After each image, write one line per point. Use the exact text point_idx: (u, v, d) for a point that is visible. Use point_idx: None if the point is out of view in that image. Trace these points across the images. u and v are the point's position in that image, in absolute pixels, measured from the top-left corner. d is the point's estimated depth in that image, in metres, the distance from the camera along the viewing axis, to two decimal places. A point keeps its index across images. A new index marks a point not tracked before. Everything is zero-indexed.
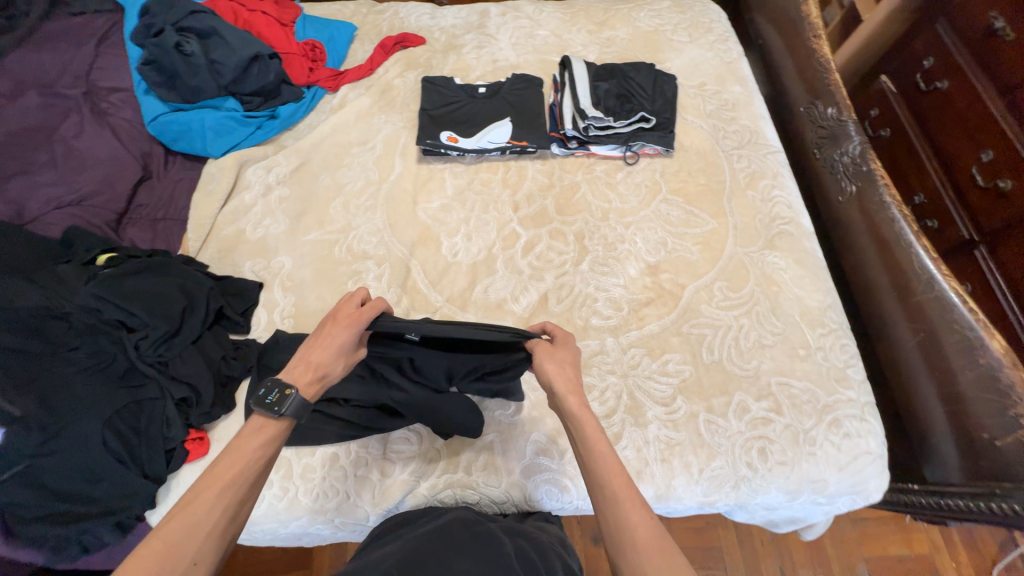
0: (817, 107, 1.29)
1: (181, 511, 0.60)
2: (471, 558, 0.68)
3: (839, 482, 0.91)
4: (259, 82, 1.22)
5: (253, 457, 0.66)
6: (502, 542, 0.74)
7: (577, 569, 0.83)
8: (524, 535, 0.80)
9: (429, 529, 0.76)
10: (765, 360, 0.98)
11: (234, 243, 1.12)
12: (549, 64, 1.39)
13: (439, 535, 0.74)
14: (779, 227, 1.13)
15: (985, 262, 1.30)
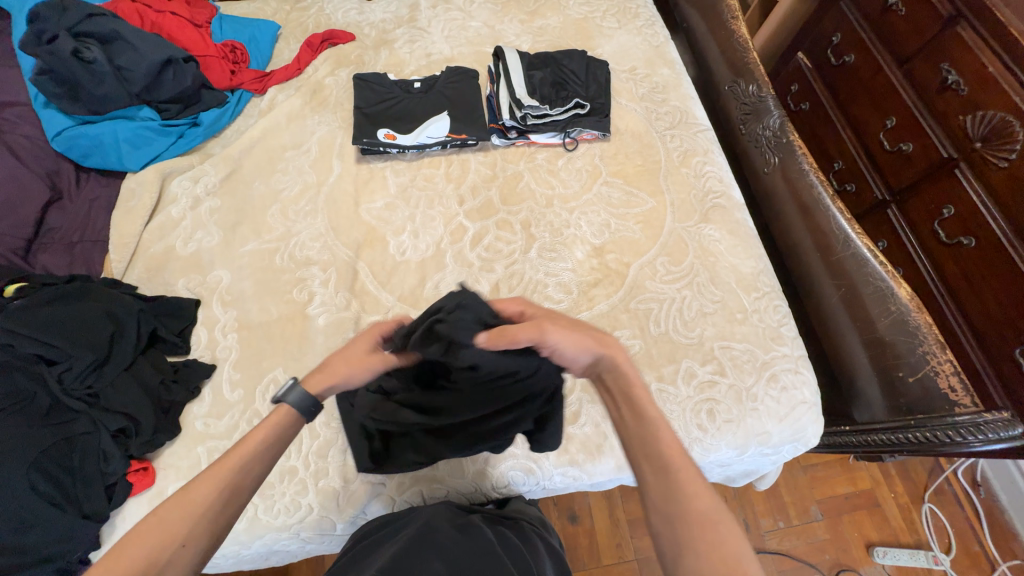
0: (739, 85, 1.36)
1: (175, 501, 0.55)
2: (465, 551, 0.70)
3: (780, 432, 0.98)
4: (176, 88, 1.13)
5: (261, 440, 0.61)
6: (486, 533, 0.77)
7: (558, 546, 0.89)
8: (511, 526, 0.83)
9: (416, 527, 0.76)
10: (707, 327, 1.03)
11: (163, 261, 1.05)
12: (483, 55, 1.39)
13: (432, 526, 0.76)
14: (712, 201, 1.19)
15: (896, 220, 1.42)
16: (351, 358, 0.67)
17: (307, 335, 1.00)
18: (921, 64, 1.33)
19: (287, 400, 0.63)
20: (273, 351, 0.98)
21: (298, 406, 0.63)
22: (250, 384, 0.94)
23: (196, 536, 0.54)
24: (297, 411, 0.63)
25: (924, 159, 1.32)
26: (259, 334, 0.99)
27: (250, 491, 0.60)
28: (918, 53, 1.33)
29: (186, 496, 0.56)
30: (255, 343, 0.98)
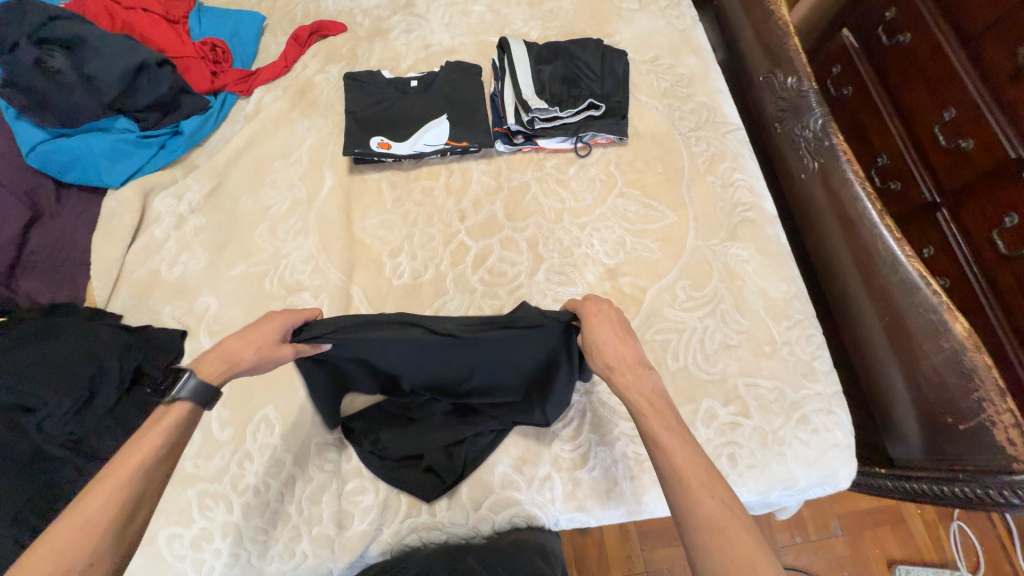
0: (776, 75, 1.20)
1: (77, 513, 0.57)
2: None
3: (808, 477, 0.90)
4: (152, 94, 1.05)
5: (158, 446, 0.63)
6: None
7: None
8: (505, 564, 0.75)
9: None
10: (731, 361, 0.94)
11: (148, 286, 1.00)
12: (487, 45, 1.25)
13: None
14: (740, 215, 1.07)
15: (945, 224, 1.28)
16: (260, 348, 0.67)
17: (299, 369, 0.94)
18: (991, 46, 1.14)
19: (183, 393, 0.65)
20: (263, 386, 0.92)
21: (196, 397, 0.66)
22: (240, 421, 0.90)
23: (105, 546, 0.56)
24: (194, 403, 0.66)
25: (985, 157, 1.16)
26: None
27: (147, 498, 0.61)
28: (990, 28, 1.14)
29: (82, 512, 0.57)
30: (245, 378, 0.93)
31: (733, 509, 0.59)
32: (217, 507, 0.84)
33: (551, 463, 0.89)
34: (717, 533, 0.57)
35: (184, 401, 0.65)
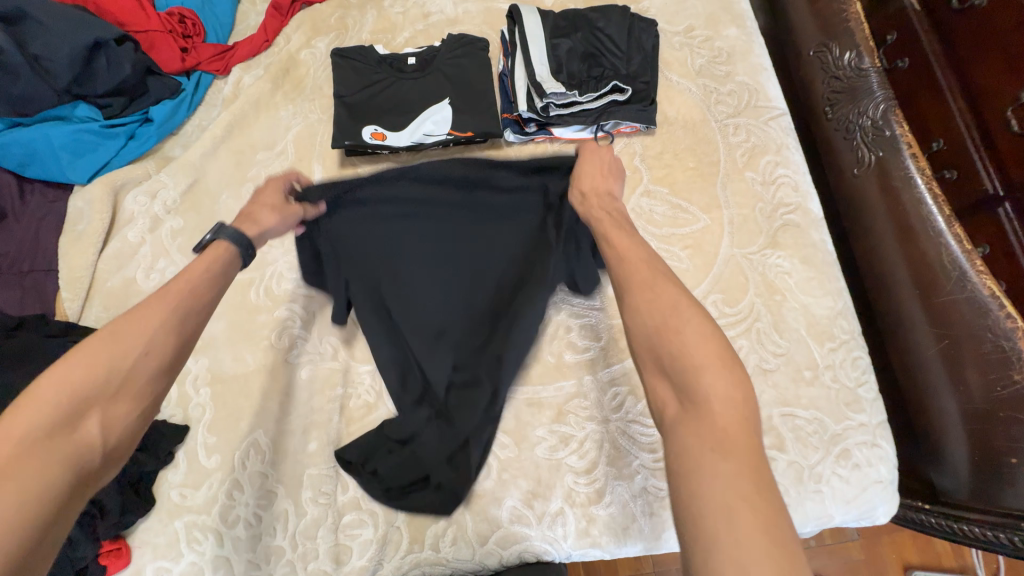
0: (830, 50, 1.04)
1: (129, 318, 0.57)
2: None
3: (845, 515, 0.82)
4: (113, 77, 0.92)
5: (203, 271, 0.64)
6: None
7: None
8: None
9: None
10: (766, 388, 0.84)
11: (124, 297, 0.91)
12: (495, 14, 1.09)
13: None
14: (782, 217, 0.94)
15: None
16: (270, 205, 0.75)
17: (290, 390, 0.87)
18: None
19: (223, 236, 0.68)
20: (252, 409, 0.85)
21: (235, 241, 0.68)
22: (228, 448, 0.83)
23: (157, 344, 0.56)
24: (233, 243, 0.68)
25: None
26: (235, 388, 0.86)
27: (194, 320, 0.61)
28: None
29: (136, 317, 0.57)
30: (231, 400, 0.86)
31: (715, 342, 0.51)
32: (206, 540, 0.79)
33: (564, 498, 0.81)
34: (693, 370, 0.50)
35: (226, 243, 0.68)
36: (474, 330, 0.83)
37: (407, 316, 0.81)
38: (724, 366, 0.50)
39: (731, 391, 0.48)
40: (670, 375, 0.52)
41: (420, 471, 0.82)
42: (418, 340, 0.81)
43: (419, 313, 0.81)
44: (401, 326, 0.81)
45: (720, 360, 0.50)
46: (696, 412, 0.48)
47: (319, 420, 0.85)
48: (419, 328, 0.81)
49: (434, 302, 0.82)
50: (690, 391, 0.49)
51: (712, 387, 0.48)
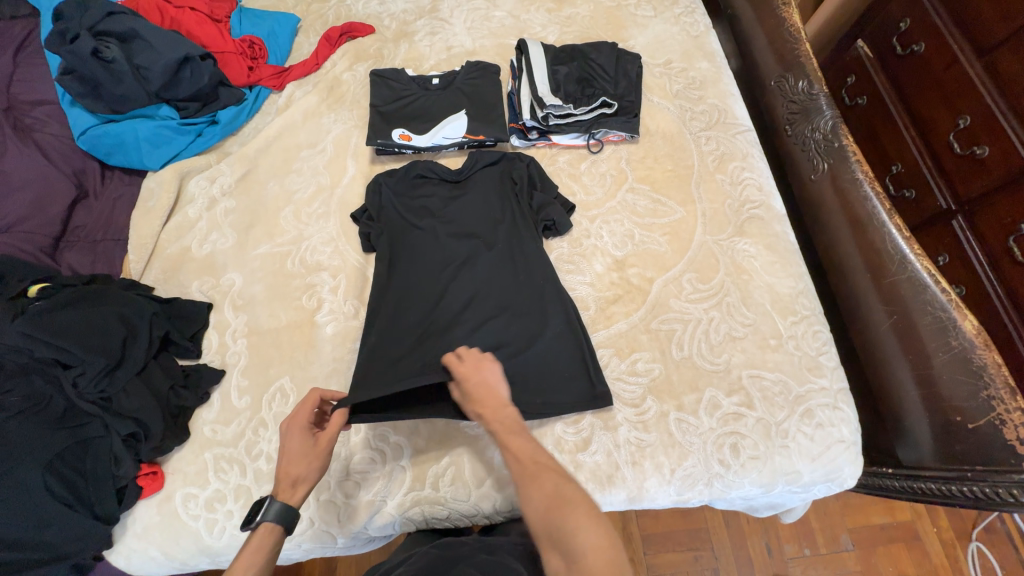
0: (788, 80, 1.23)
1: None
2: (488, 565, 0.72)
3: (813, 472, 0.90)
4: (194, 86, 1.13)
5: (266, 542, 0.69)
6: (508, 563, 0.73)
7: None
8: (509, 547, 0.79)
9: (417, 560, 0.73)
10: (735, 353, 0.95)
11: (179, 262, 1.06)
12: (507, 48, 1.31)
13: (457, 555, 0.76)
14: (748, 212, 1.08)
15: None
16: (290, 454, 0.74)
17: (314, 344, 0.98)
18: (1007, 56, 1.12)
19: (268, 516, 0.69)
20: (280, 358, 0.97)
21: (280, 519, 0.70)
22: (257, 391, 0.94)
23: None
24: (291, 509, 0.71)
25: (917, 178, 1.35)
26: (267, 340, 0.99)
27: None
28: (1005, 43, 1.13)
29: None
30: (264, 350, 0.98)
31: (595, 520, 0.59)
32: (231, 470, 0.88)
33: (554, 445, 0.90)
34: (564, 530, 0.59)
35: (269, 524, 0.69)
36: (472, 279, 1.00)
37: (420, 267, 1.01)
38: (587, 512, 0.60)
39: (583, 514, 0.60)
40: (555, 543, 0.59)
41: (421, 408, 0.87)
42: (427, 287, 1.00)
43: (428, 266, 1.01)
44: (409, 275, 1.01)
45: (588, 513, 0.60)
46: (577, 567, 0.57)
47: (339, 370, 0.95)
48: (426, 276, 1.00)
49: (441, 256, 1.02)
50: (567, 547, 0.58)
51: (586, 540, 0.57)
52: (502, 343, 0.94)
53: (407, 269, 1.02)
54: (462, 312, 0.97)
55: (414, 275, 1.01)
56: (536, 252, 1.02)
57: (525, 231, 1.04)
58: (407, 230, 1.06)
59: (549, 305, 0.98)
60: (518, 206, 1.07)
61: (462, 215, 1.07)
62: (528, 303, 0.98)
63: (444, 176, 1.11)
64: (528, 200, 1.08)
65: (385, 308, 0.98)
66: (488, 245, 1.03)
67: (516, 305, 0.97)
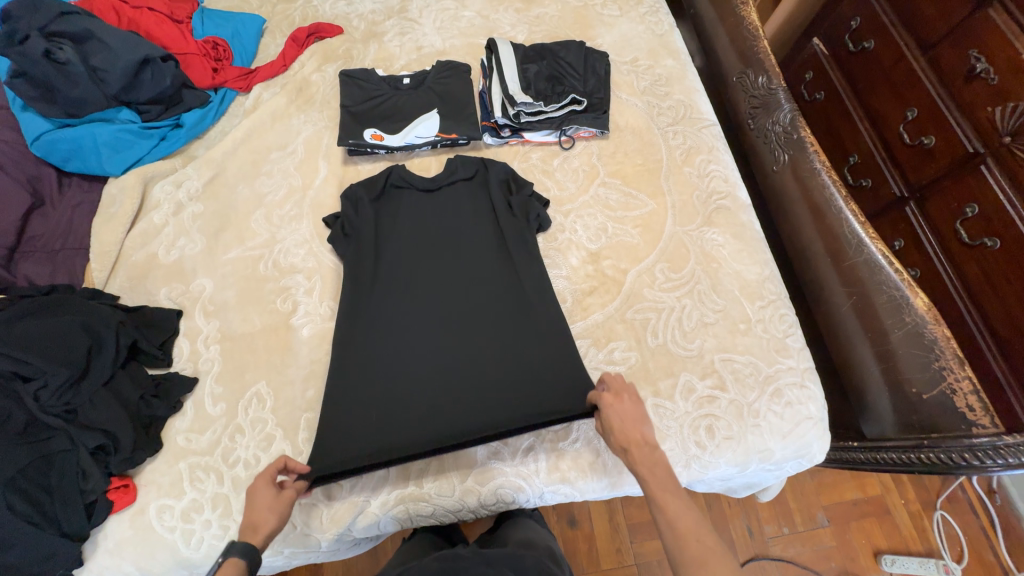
0: (748, 76, 1.28)
1: None
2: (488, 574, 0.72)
3: (784, 449, 0.93)
4: (155, 88, 1.10)
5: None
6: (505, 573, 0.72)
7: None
8: (510, 561, 0.78)
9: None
10: (707, 338, 0.98)
11: (146, 269, 1.03)
12: (477, 47, 1.32)
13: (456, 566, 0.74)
14: (716, 203, 1.12)
15: (994, 179, 1.10)
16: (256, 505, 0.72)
17: (291, 347, 0.97)
18: (948, 51, 1.20)
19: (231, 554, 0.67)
20: (256, 363, 0.95)
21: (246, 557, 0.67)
22: (233, 397, 0.92)
23: None
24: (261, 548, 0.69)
25: (872, 168, 1.42)
26: (241, 345, 0.97)
27: None
28: (947, 38, 1.20)
29: None
30: (238, 356, 0.96)
31: None
32: (208, 479, 0.86)
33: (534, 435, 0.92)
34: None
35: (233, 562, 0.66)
36: (451, 283, 0.99)
37: (394, 284, 0.99)
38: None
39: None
40: None
41: (401, 420, 0.86)
42: (401, 299, 0.97)
43: (403, 282, 0.99)
44: (384, 281, 0.99)
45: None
46: None
47: (317, 372, 0.95)
48: (402, 282, 0.99)
49: (418, 267, 1.01)
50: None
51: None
52: (483, 348, 0.93)
53: (381, 285, 0.98)
54: (439, 329, 0.94)
55: (389, 288, 0.98)
56: (515, 258, 1.01)
57: (501, 247, 1.03)
58: (380, 243, 1.03)
59: (528, 320, 0.94)
60: (492, 219, 1.06)
61: (437, 228, 1.05)
62: (507, 313, 0.96)
63: (418, 185, 1.08)
64: (501, 212, 1.06)
65: (360, 313, 0.95)
66: (464, 261, 1.01)
67: (494, 322, 0.95)
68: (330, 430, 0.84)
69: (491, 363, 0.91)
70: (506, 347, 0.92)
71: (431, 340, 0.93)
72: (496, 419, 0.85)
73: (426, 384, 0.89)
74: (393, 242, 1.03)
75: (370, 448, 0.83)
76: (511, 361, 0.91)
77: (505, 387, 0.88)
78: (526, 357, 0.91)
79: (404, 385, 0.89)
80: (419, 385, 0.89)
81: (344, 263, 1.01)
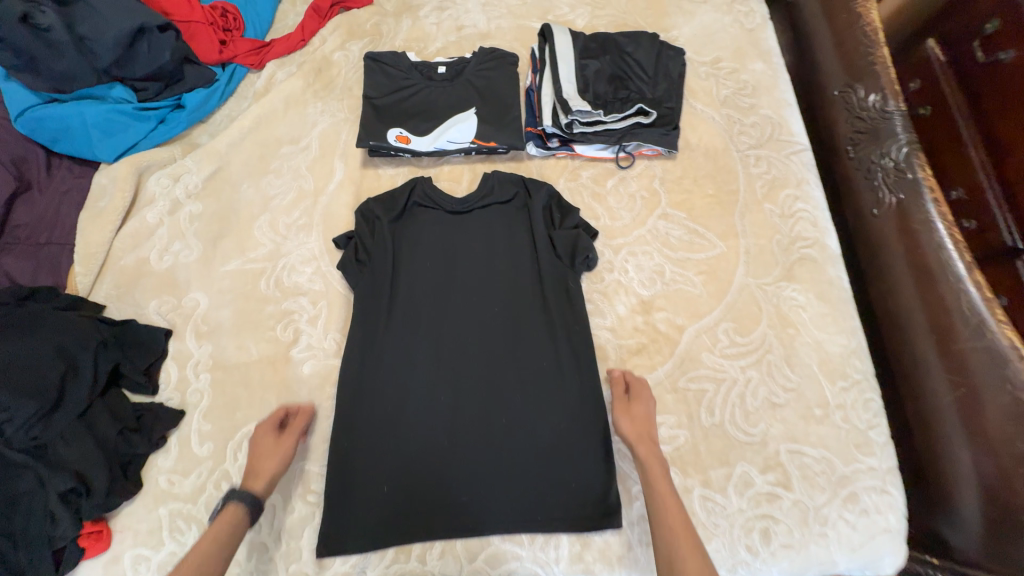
0: (855, 92, 1.04)
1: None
2: None
3: (850, 564, 0.77)
4: (153, 62, 0.95)
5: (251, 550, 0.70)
6: None
7: None
8: None
9: None
10: (774, 423, 0.82)
11: (135, 276, 0.91)
12: (527, 32, 1.12)
13: None
14: (799, 251, 0.93)
15: None
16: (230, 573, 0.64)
17: (289, 385, 0.85)
18: None
19: None
20: (249, 399, 0.84)
21: None
22: (221, 437, 0.82)
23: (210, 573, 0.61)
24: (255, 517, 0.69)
25: None
26: (234, 377, 0.85)
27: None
28: None
29: None
30: (229, 389, 0.84)
31: None
32: (187, 531, 0.77)
33: None
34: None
35: None
36: (477, 331, 0.85)
37: (411, 332, 0.85)
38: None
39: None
40: None
41: (414, 490, 0.78)
42: (419, 344, 0.84)
43: (422, 324, 0.85)
44: (400, 321, 0.86)
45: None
46: None
47: (315, 417, 0.84)
48: (420, 323, 0.85)
49: (439, 307, 0.87)
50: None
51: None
52: (509, 415, 0.81)
53: (397, 328, 0.85)
54: (459, 393, 0.82)
55: (406, 330, 0.85)
56: (553, 308, 0.87)
57: (537, 295, 0.88)
58: (398, 277, 0.88)
59: (562, 390, 0.82)
60: (530, 257, 0.90)
61: (465, 263, 0.90)
62: (539, 375, 0.83)
63: (446, 207, 0.93)
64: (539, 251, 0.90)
65: (372, 359, 0.84)
66: (492, 309, 0.87)
67: (522, 390, 0.82)
68: (336, 504, 0.77)
69: (516, 434, 0.80)
70: (535, 417, 0.81)
71: (449, 398, 0.82)
72: (517, 509, 0.77)
73: (442, 456, 0.79)
74: (413, 277, 0.89)
75: (379, 530, 0.76)
76: (539, 434, 0.80)
77: (530, 465, 0.79)
78: (555, 436, 0.80)
79: (418, 458, 0.79)
80: (435, 454, 0.79)
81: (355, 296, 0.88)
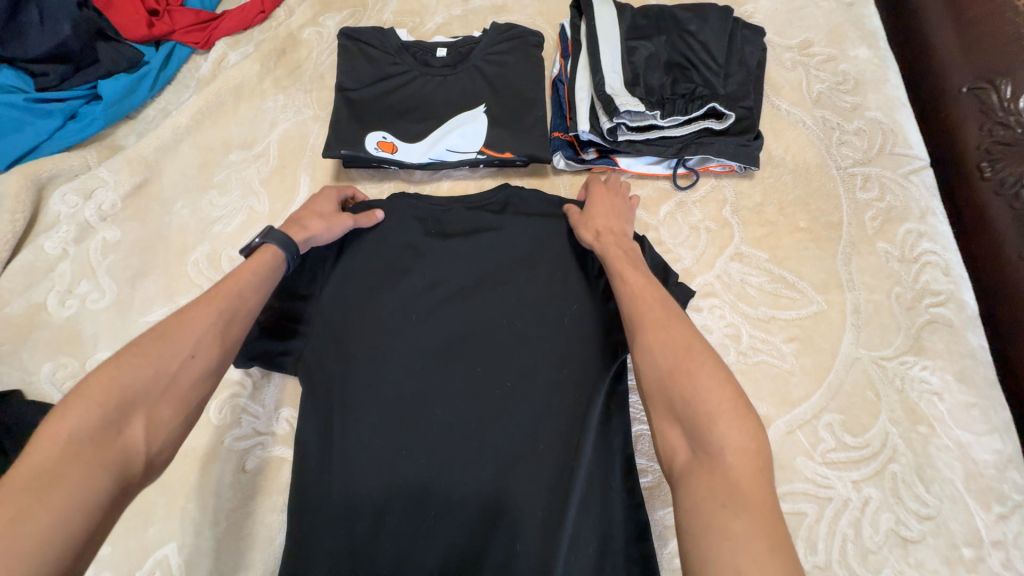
0: (997, 86, 0.69)
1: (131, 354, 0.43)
2: None
3: None
4: (49, 39, 0.74)
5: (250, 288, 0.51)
6: None
7: None
8: None
9: None
10: (903, 568, 0.57)
11: (26, 328, 0.68)
12: (555, 7, 0.86)
13: None
14: (927, 311, 0.67)
15: None
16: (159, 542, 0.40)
17: (225, 490, 0.63)
18: None
19: None
20: (172, 507, 0.62)
21: None
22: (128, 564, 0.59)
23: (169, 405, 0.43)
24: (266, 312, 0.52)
25: None
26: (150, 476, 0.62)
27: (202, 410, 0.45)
28: None
29: None
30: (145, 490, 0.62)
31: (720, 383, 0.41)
32: None
33: None
34: (700, 414, 0.40)
35: None
36: (478, 418, 0.59)
37: (388, 423, 0.59)
38: (723, 380, 0.42)
39: (719, 393, 0.40)
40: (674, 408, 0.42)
41: None
42: (396, 437, 0.59)
43: (401, 407, 0.60)
44: (368, 403, 0.60)
45: (741, 405, 0.40)
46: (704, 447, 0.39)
47: (257, 539, 0.61)
48: (398, 406, 0.60)
49: (426, 382, 0.61)
50: (699, 436, 0.40)
51: (728, 436, 0.39)
52: (522, 551, 0.55)
53: (364, 413, 0.59)
54: (454, 516, 0.57)
55: (376, 417, 0.59)
56: (588, 390, 0.60)
57: (568, 367, 0.60)
58: (365, 346, 0.61)
59: (599, 512, 0.57)
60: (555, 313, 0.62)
61: (463, 319, 0.63)
62: (566, 491, 0.57)
63: (436, 241, 0.67)
64: (569, 308, 0.63)
65: (328, 460, 0.59)
66: (501, 390, 0.60)
67: (548, 514, 0.56)
68: None
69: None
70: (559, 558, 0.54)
71: (439, 518, 0.57)
72: None
73: None
74: (388, 337, 0.62)
75: None
76: None
77: None
78: None
79: None
80: None
81: (303, 369, 0.62)
